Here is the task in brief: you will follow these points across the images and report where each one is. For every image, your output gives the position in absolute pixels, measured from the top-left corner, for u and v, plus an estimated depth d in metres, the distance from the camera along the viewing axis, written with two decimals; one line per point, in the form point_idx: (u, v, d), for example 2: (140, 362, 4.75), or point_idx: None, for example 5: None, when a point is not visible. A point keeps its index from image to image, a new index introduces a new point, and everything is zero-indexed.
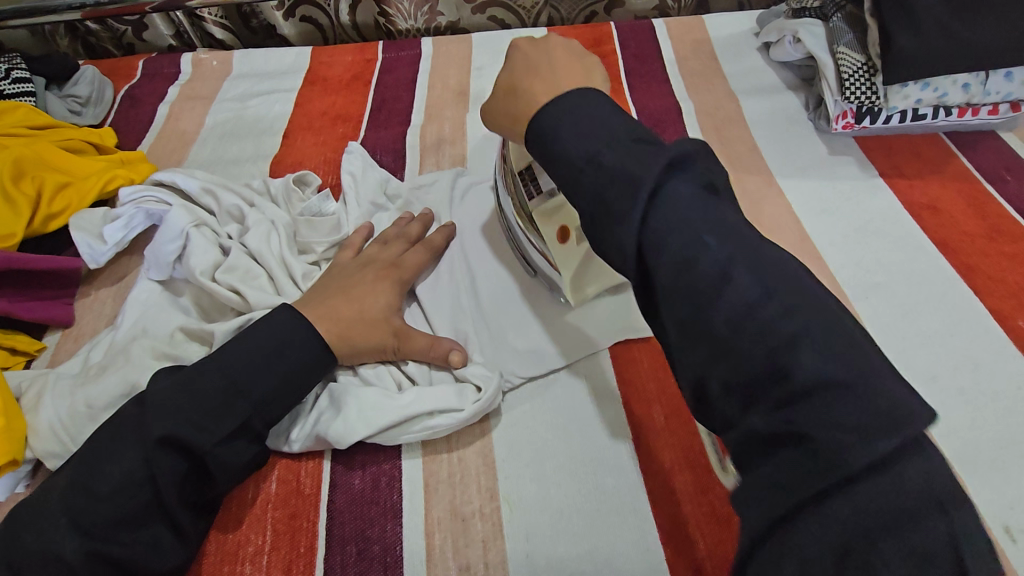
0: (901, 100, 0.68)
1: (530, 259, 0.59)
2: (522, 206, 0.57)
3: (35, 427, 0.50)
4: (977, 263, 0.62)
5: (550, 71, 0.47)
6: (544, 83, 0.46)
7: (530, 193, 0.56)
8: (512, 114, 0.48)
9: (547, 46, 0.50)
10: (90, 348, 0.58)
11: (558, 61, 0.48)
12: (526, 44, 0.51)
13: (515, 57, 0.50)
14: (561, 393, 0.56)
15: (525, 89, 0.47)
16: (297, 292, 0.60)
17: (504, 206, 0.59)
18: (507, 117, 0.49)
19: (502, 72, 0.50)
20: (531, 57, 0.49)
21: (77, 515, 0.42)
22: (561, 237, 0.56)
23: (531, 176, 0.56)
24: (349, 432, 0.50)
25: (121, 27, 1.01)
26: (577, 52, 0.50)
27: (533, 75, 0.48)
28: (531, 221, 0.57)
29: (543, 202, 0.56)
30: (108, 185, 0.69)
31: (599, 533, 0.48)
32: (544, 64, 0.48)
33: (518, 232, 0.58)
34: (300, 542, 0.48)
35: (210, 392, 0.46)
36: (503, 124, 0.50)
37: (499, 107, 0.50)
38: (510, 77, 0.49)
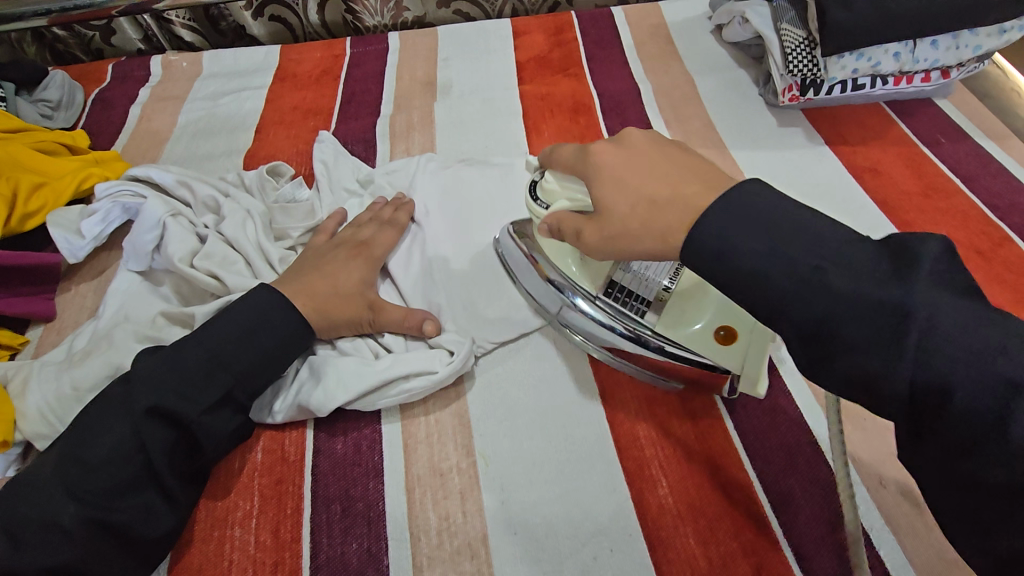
0: (839, 70, 0.73)
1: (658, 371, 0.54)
2: (633, 322, 0.53)
3: (22, 412, 0.52)
4: (914, 219, 0.66)
5: (680, 172, 0.41)
6: (689, 184, 0.40)
7: (637, 307, 0.53)
8: (665, 231, 0.39)
9: (637, 144, 0.45)
10: (73, 337, 0.60)
11: (673, 160, 0.43)
12: (609, 149, 0.45)
13: (608, 168, 0.44)
14: (529, 357, 0.59)
15: (667, 201, 0.40)
16: (275, 275, 0.63)
17: (599, 333, 0.55)
18: (653, 238, 0.40)
19: (606, 191, 0.43)
20: (629, 164, 0.44)
21: (70, 484, 0.44)
22: (721, 337, 0.50)
23: (623, 291, 0.54)
24: (329, 400, 0.52)
25: (88, 32, 1.02)
26: (667, 146, 0.44)
27: (665, 180, 0.41)
28: (655, 337, 0.52)
29: (661, 309, 0.53)
30: (84, 184, 0.71)
31: (570, 478, 0.51)
32: (662, 169, 0.42)
33: (643, 348, 0.53)
34: (286, 504, 0.50)
35: (193, 364, 0.49)
36: (648, 245, 0.40)
37: (630, 228, 0.41)
38: (634, 199, 0.42)
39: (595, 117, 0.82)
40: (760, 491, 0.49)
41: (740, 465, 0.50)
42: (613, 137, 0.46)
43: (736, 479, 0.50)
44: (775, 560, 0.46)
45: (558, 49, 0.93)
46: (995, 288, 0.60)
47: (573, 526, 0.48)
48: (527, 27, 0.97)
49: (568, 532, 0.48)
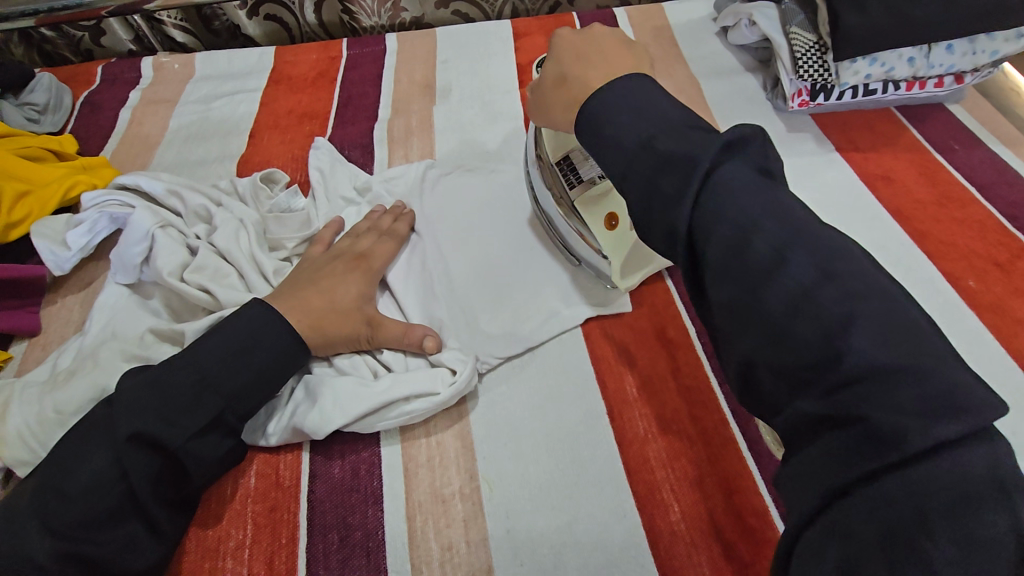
0: (851, 76, 0.70)
1: (575, 248, 0.61)
2: (563, 196, 0.60)
3: (1, 437, 0.49)
4: (929, 229, 0.64)
5: (602, 59, 0.47)
6: (598, 70, 0.46)
7: (570, 181, 0.59)
8: (565, 108, 0.48)
9: (593, 33, 0.49)
10: (58, 354, 0.57)
11: (609, 50, 0.47)
12: (569, 32, 0.50)
13: (560, 46, 0.50)
14: (534, 375, 0.56)
15: (582, 78, 0.46)
16: (269, 288, 0.60)
17: (546, 201, 0.62)
18: (563, 112, 0.48)
19: (549, 65, 0.50)
20: (577, 46, 0.49)
21: (48, 517, 0.42)
22: (609, 224, 0.57)
23: (570, 166, 0.59)
24: (325, 421, 0.50)
25: (77, 33, 0.99)
26: (623, 42, 0.49)
27: (584, 64, 0.47)
28: (572, 209, 0.59)
29: (584, 190, 0.58)
30: (71, 192, 0.68)
31: (577, 504, 0.49)
32: (597, 55, 0.47)
33: (560, 221, 0.61)
34: (281, 533, 0.48)
35: (180, 387, 0.46)
36: (556, 118, 0.50)
37: (554, 101, 0.50)
38: (558, 73, 0.49)
39: None
40: (777, 518, 0.47)
41: (755, 489, 0.48)
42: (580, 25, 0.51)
43: (752, 505, 0.47)
44: None
45: None
46: (1014, 302, 0.58)
47: (581, 556, 0.46)
48: (528, 28, 0.95)
49: (576, 562, 0.46)
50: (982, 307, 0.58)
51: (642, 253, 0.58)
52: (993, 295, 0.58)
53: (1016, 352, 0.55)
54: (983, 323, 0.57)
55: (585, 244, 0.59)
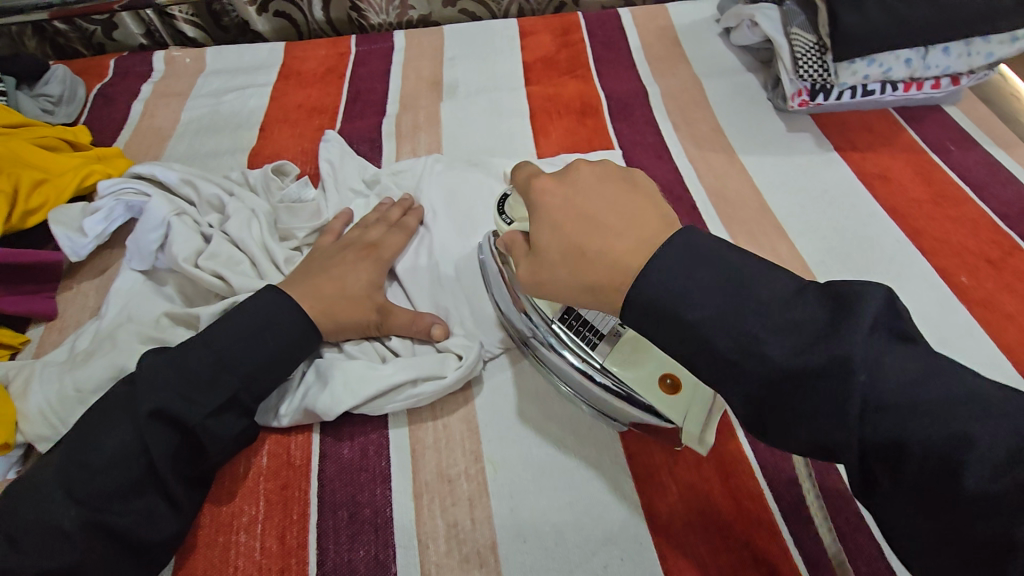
0: (850, 76, 0.72)
1: (610, 410, 0.51)
2: (587, 356, 0.50)
3: (23, 413, 0.51)
4: (924, 227, 0.66)
5: (614, 219, 0.40)
6: (621, 239, 0.39)
7: (589, 338, 0.51)
8: (595, 286, 0.39)
9: (582, 182, 0.43)
10: (76, 336, 0.59)
11: (613, 203, 0.41)
12: (552, 185, 0.43)
13: (548, 207, 0.42)
14: (538, 362, 0.58)
15: (598, 253, 0.39)
16: (280, 276, 0.62)
17: (558, 360, 0.52)
18: (586, 291, 0.40)
19: (544, 233, 0.42)
20: (572, 205, 0.42)
21: (71, 487, 0.43)
22: (667, 385, 0.47)
23: (578, 319, 0.51)
24: (336, 404, 0.52)
25: (90, 26, 1.01)
26: (614, 181, 0.43)
27: (597, 231, 0.40)
28: (602, 370, 0.50)
29: (613, 345, 0.50)
30: (86, 180, 0.70)
31: (579, 485, 0.50)
32: (601, 216, 0.40)
33: (583, 383, 0.51)
34: (292, 509, 0.50)
35: (197, 366, 0.48)
36: (579, 297, 0.40)
37: (565, 275, 0.41)
38: (567, 242, 0.41)
39: (603, 118, 0.81)
40: (771, 500, 0.48)
41: (750, 473, 0.50)
42: (558, 171, 0.45)
43: (747, 487, 0.49)
44: (786, 570, 0.45)
45: (565, 50, 0.92)
46: (1004, 298, 0.60)
47: (582, 534, 0.48)
48: (534, 27, 0.96)
49: (577, 539, 0.48)
50: (974, 301, 0.59)
51: (716, 408, 0.47)
52: (985, 290, 0.60)
53: (1007, 345, 0.56)
54: (974, 317, 0.58)
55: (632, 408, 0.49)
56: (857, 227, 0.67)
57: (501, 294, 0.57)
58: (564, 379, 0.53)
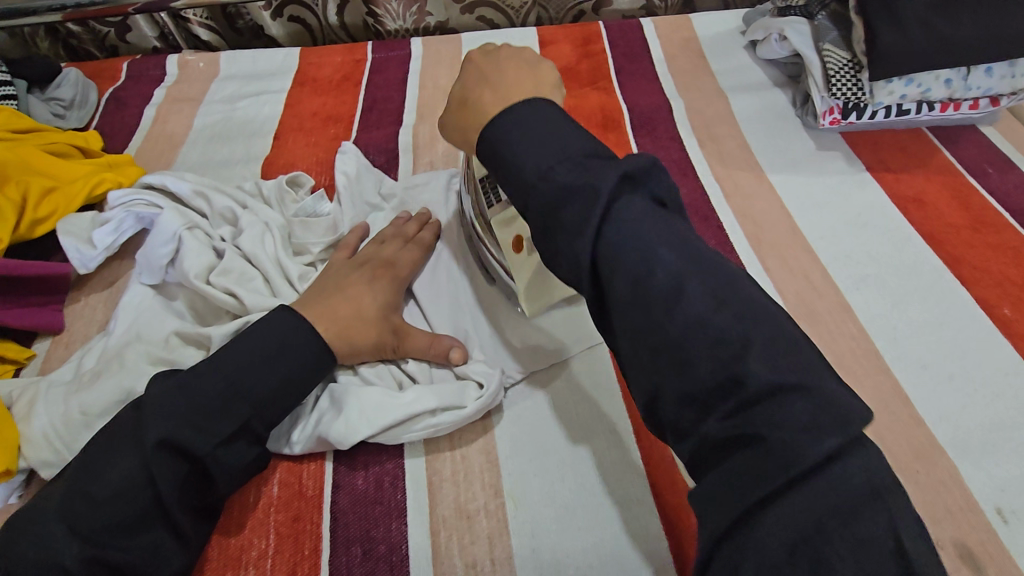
0: (886, 96, 0.70)
1: (489, 266, 0.60)
2: (479, 216, 0.59)
3: (27, 437, 0.49)
4: (962, 254, 0.63)
5: (500, 81, 0.47)
6: (494, 94, 0.46)
7: (488, 202, 0.58)
8: (464, 130, 0.47)
9: (499, 56, 0.50)
10: (82, 354, 0.57)
11: (508, 72, 0.48)
12: (478, 55, 0.50)
13: (467, 69, 0.50)
14: (560, 390, 0.56)
15: (476, 100, 0.46)
16: (294, 294, 0.60)
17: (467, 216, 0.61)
18: (460, 134, 0.48)
19: (454, 87, 0.50)
20: (481, 68, 0.49)
21: (75, 521, 0.42)
22: (517, 245, 0.56)
23: (490, 186, 0.58)
24: (351, 432, 0.50)
25: (104, 28, 0.99)
26: (527, 62, 0.49)
27: (482, 86, 0.47)
28: (488, 229, 0.58)
29: (499, 210, 0.57)
30: (96, 189, 0.68)
31: (602, 525, 0.48)
32: (495, 77, 0.47)
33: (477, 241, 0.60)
34: (304, 544, 0.48)
35: (208, 393, 0.46)
36: (456, 141, 0.49)
37: (452, 121, 0.49)
38: (461, 96, 0.48)
39: (625, 132, 0.79)
40: None
41: None
42: (490, 48, 0.51)
43: None
44: None
45: (586, 61, 0.90)
46: None
47: None
48: (554, 36, 0.94)
49: None
50: (1019, 336, 0.57)
51: (548, 278, 0.55)
52: None
53: None
54: (1018, 353, 0.56)
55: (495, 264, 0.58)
56: (894, 253, 0.64)
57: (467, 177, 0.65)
58: (472, 239, 0.61)
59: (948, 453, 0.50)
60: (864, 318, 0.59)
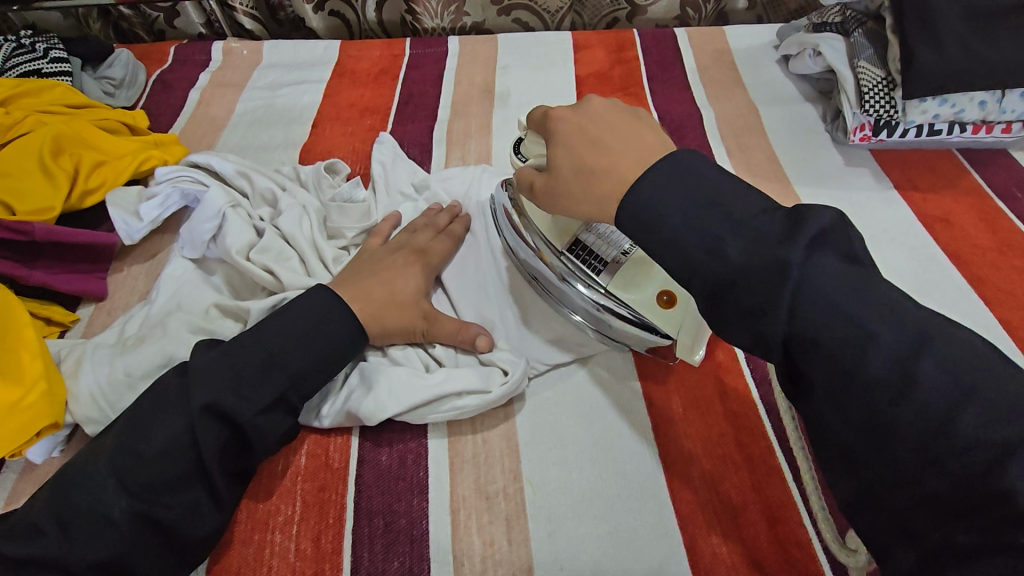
0: (918, 115, 0.71)
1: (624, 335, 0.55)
2: (591, 281, 0.55)
3: (74, 394, 0.52)
4: (987, 275, 0.63)
5: (620, 143, 0.46)
6: (625, 159, 0.44)
7: (595, 267, 0.55)
8: (598, 199, 0.45)
9: (597, 115, 0.49)
10: (125, 320, 0.59)
11: (622, 131, 0.47)
12: (569, 115, 0.50)
13: (563, 130, 0.49)
14: (581, 381, 0.57)
15: (605, 167, 0.45)
16: (329, 275, 0.62)
17: (569, 293, 0.56)
18: (591, 202, 0.45)
19: (560, 152, 0.48)
20: (587, 131, 0.48)
21: (120, 474, 0.44)
22: (664, 300, 0.53)
23: (586, 250, 0.56)
24: (380, 410, 0.52)
25: (153, 13, 1.03)
26: (626, 114, 0.49)
27: (603, 151, 0.46)
28: (609, 295, 0.54)
29: (617, 270, 0.54)
30: (144, 165, 0.71)
31: (618, 515, 0.49)
32: (608, 137, 0.46)
33: (596, 310, 0.55)
34: (328, 513, 0.49)
35: (250, 362, 0.48)
36: (585, 210, 0.46)
37: (576, 191, 0.46)
38: (578, 163, 0.47)
39: None
40: (820, 549, 0.46)
41: (799, 520, 0.48)
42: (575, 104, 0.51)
43: (793, 533, 0.47)
44: None
45: (619, 66, 0.91)
46: None
47: (623, 567, 0.47)
48: (588, 41, 0.96)
49: (617, 572, 0.47)
50: None
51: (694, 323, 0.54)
52: None
53: None
54: None
55: (641, 329, 0.54)
56: (917, 269, 0.65)
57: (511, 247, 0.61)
58: (581, 310, 0.57)
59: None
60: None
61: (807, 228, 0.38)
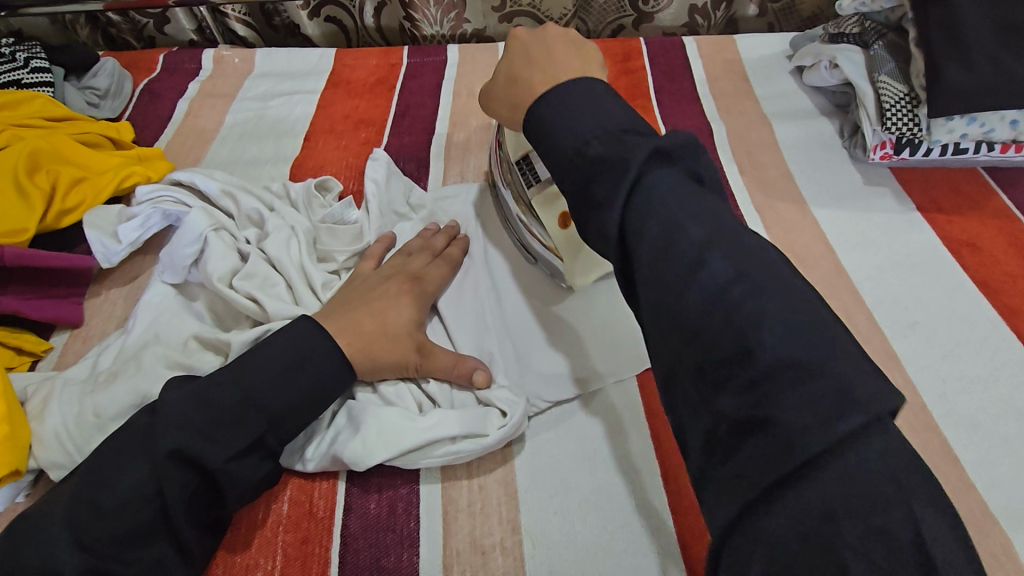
0: (944, 134, 0.67)
1: (529, 246, 0.61)
2: (519, 194, 0.60)
3: (40, 435, 0.48)
4: (1019, 306, 0.59)
5: (548, 62, 0.51)
6: (542, 74, 0.50)
7: (528, 181, 0.59)
8: (511, 107, 0.53)
9: (546, 35, 0.53)
10: (99, 351, 0.56)
11: (556, 53, 0.51)
12: (524, 32, 0.54)
13: (514, 46, 0.54)
14: (586, 420, 0.54)
15: (525, 79, 0.51)
16: (317, 303, 0.58)
17: (506, 199, 0.62)
18: (508, 109, 0.53)
19: (502, 63, 0.54)
20: (529, 47, 0.52)
21: (81, 532, 0.40)
22: (564, 223, 0.57)
23: (527, 165, 0.59)
24: (367, 454, 0.48)
25: (143, 19, 1.00)
26: (573, 42, 0.53)
27: (531, 66, 0.51)
28: (528, 208, 0.59)
29: (542, 189, 0.58)
30: (125, 182, 0.67)
31: (625, 574, 0.45)
32: (543, 56, 0.51)
33: (515, 219, 0.61)
34: (311, 568, 0.46)
35: (225, 405, 0.45)
36: (503, 114, 0.55)
37: (500, 99, 0.54)
38: (508, 73, 0.53)
39: None
40: None
41: None
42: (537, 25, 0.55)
43: None
44: None
45: (625, 77, 0.88)
46: None
47: None
48: None
49: None
50: None
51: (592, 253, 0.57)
52: None
53: None
54: None
55: (538, 243, 0.59)
56: (943, 299, 0.61)
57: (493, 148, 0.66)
58: (509, 220, 0.63)
59: (1000, 524, 0.47)
60: (911, 369, 0.56)
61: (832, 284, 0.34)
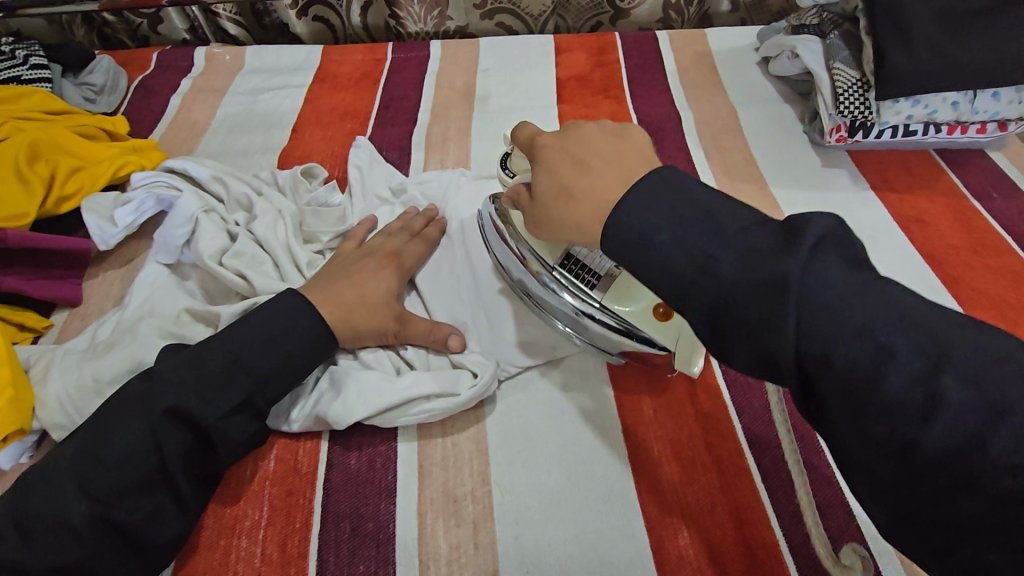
0: (892, 115, 0.71)
1: (618, 347, 0.53)
2: (586, 296, 0.53)
3: (43, 399, 0.52)
4: (962, 275, 0.63)
5: (603, 165, 0.43)
6: (603, 180, 0.41)
7: (589, 280, 0.53)
8: (576, 225, 0.42)
9: (583, 138, 0.46)
10: (97, 326, 0.60)
11: (607, 153, 0.43)
12: (553, 141, 0.47)
13: (547, 156, 0.47)
14: (554, 382, 0.58)
15: (584, 191, 0.42)
16: (302, 280, 0.62)
17: (564, 306, 0.54)
18: (570, 227, 0.43)
19: (543, 176, 0.46)
20: (570, 153, 0.45)
21: (82, 479, 0.44)
22: (661, 316, 0.50)
23: (578, 264, 0.54)
24: (347, 413, 0.52)
25: (137, 20, 1.03)
26: (613, 135, 0.46)
27: (585, 174, 0.43)
28: (604, 309, 0.52)
29: (611, 284, 0.52)
30: (121, 171, 0.71)
31: (587, 518, 0.49)
32: (593, 160, 0.43)
33: (589, 325, 0.53)
34: (296, 518, 0.49)
35: (215, 366, 0.48)
36: (567, 234, 0.44)
37: (554, 216, 0.44)
38: (557, 186, 0.44)
39: None
40: (786, 552, 0.46)
41: (766, 522, 0.48)
42: (561, 130, 0.49)
43: (759, 536, 0.47)
44: None
45: (599, 69, 0.92)
46: None
47: (589, 570, 0.47)
48: (570, 44, 0.96)
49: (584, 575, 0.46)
50: None
51: None
52: None
53: None
54: None
55: (636, 344, 0.52)
56: (890, 270, 0.65)
57: (501, 261, 0.59)
58: (573, 325, 0.55)
59: None
60: None
61: (774, 222, 0.36)
